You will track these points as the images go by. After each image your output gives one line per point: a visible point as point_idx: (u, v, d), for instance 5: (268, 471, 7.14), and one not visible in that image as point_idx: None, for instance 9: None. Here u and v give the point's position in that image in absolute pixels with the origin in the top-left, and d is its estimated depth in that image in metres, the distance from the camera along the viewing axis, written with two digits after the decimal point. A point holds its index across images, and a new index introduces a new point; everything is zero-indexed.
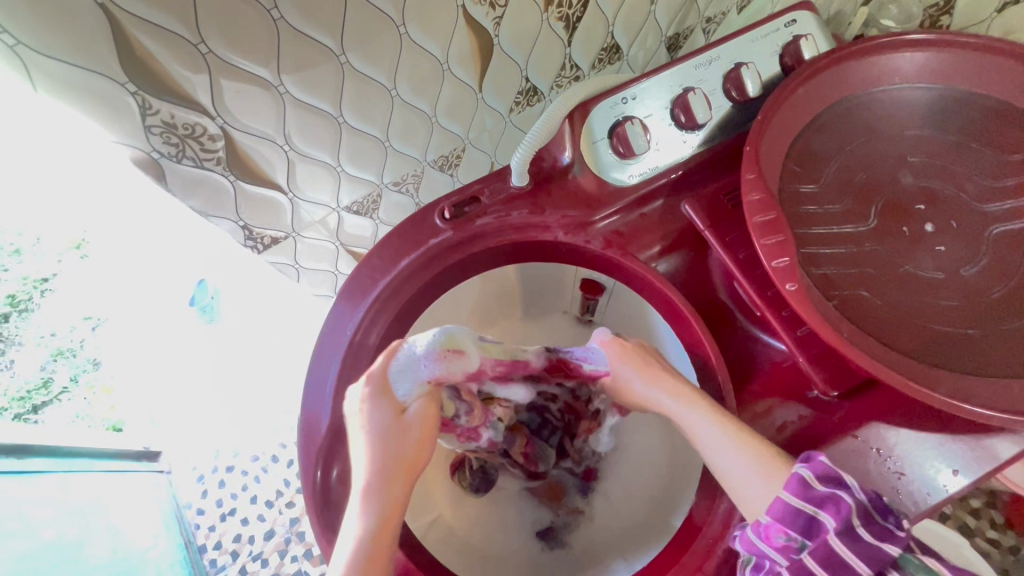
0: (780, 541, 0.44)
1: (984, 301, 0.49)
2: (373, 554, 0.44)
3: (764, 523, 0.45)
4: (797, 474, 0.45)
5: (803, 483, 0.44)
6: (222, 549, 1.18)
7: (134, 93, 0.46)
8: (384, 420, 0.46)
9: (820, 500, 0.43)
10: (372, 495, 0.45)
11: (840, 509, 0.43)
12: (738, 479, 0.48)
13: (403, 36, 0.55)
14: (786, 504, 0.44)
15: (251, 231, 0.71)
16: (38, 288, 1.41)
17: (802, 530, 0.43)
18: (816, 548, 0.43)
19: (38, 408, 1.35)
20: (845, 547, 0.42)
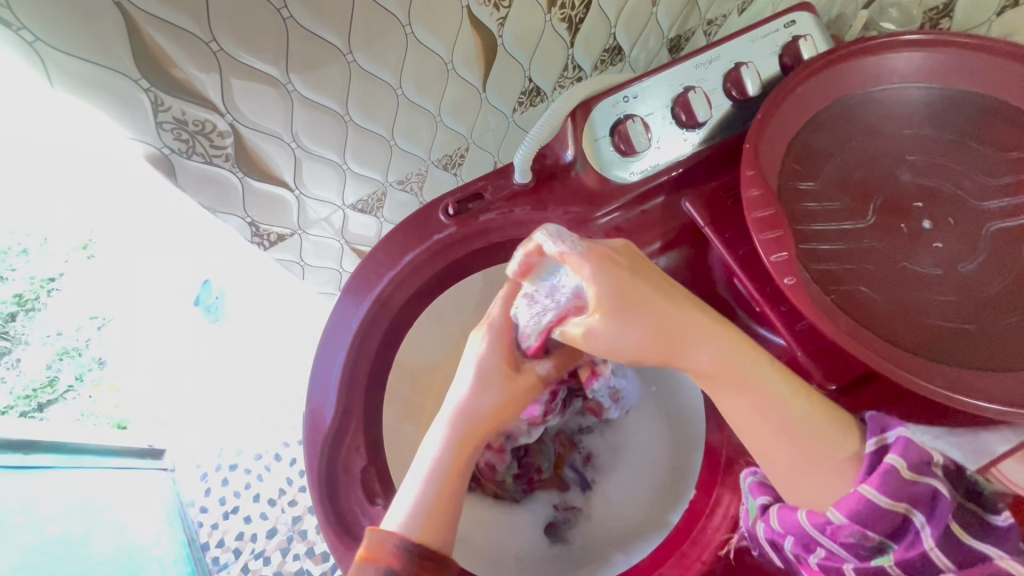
0: (852, 540, 0.42)
1: (982, 296, 0.49)
2: (438, 503, 0.46)
3: (835, 524, 0.42)
4: (886, 465, 0.41)
5: (896, 479, 0.40)
6: (224, 547, 1.18)
7: (147, 90, 0.48)
8: (489, 370, 0.52)
9: (914, 498, 0.40)
10: (450, 442, 0.49)
11: (935, 508, 0.40)
12: (807, 469, 0.47)
13: (409, 36, 0.56)
14: (873, 502, 0.41)
15: (257, 228, 0.72)
16: (45, 288, 1.44)
17: (887, 531, 0.41)
18: (903, 550, 0.41)
19: (43, 406, 1.36)
20: (941, 553, 0.39)
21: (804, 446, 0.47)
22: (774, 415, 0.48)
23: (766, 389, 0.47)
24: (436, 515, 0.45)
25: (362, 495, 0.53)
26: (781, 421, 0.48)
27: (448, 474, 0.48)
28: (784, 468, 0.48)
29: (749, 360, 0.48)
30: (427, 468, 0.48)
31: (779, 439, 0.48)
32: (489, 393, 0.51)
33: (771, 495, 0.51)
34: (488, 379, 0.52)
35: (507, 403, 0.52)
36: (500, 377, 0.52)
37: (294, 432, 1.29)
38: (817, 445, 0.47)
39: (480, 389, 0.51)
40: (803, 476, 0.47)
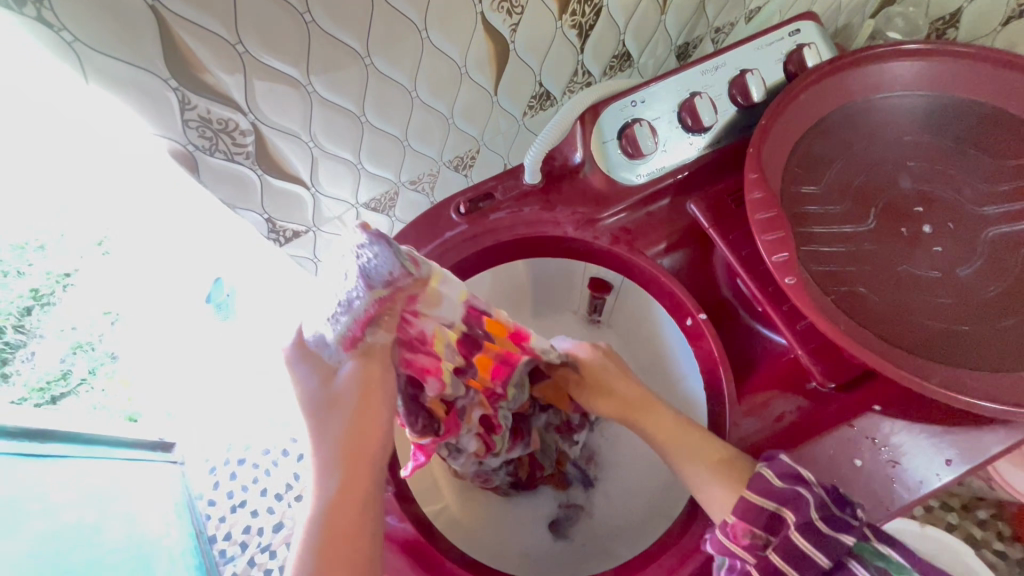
0: (747, 540, 0.47)
1: (979, 299, 0.51)
2: (327, 536, 0.49)
3: (730, 524, 0.48)
4: (760, 474, 0.49)
5: (766, 483, 0.48)
6: (231, 540, 1.23)
7: (175, 89, 0.50)
8: (319, 390, 0.51)
9: (785, 499, 0.47)
10: (325, 477, 0.50)
11: (802, 507, 0.46)
12: (704, 487, 0.52)
13: (425, 40, 0.58)
14: (751, 503, 0.48)
15: (274, 224, 0.74)
16: None
17: (766, 525, 0.47)
18: (779, 543, 0.46)
19: (54, 399, 1.29)
20: (806, 543, 0.46)
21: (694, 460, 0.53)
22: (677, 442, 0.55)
23: (667, 426, 0.56)
24: (326, 553, 0.48)
25: None
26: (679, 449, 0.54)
27: (329, 503, 0.49)
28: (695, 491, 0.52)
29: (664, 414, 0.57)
30: (308, 507, 0.50)
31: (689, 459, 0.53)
32: (336, 416, 0.50)
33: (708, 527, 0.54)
34: (332, 397, 0.50)
35: (359, 414, 0.50)
36: (340, 390, 0.50)
37: (300, 429, 1.32)
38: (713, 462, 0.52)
39: (331, 412, 0.50)
40: (706, 496, 0.51)
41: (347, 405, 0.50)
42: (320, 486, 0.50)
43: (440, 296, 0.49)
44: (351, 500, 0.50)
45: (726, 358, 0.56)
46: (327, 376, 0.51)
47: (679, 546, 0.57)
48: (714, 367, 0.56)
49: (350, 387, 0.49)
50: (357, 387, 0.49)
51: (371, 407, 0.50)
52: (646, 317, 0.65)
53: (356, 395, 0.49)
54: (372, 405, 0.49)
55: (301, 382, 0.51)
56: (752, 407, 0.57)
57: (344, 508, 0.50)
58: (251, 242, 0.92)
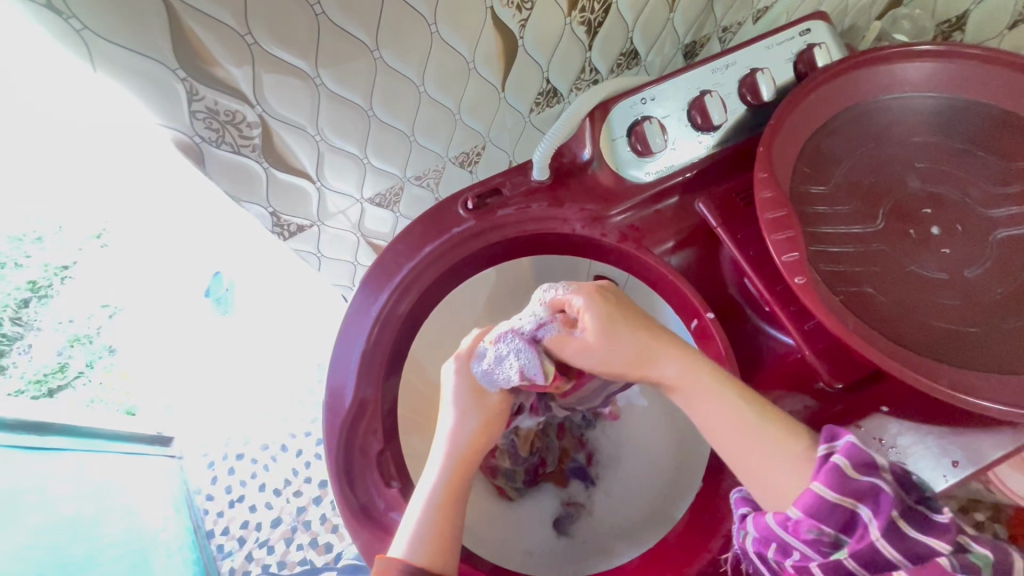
0: (811, 536, 0.42)
1: (986, 301, 0.51)
2: (435, 529, 0.48)
3: (794, 520, 0.43)
4: (830, 462, 0.43)
5: (839, 475, 0.42)
6: (229, 535, 1.19)
7: (183, 79, 0.49)
8: (465, 399, 0.53)
9: (859, 492, 0.41)
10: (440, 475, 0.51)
11: (878, 501, 0.41)
12: (764, 467, 0.48)
13: (434, 34, 0.57)
14: (820, 498, 0.42)
15: (279, 218, 0.74)
16: (59, 275, 1.40)
17: (840, 524, 0.41)
18: (853, 544, 0.41)
19: (53, 392, 1.34)
20: (886, 543, 0.40)
21: (771, 445, 0.48)
22: (733, 419, 0.50)
23: (714, 399, 0.51)
24: (440, 553, 0.47)
25: (377, 478, 0.55)
26: (735, 425, 0.50)
27: (445, 500, 0.49)
28: (745, 470, 0.49)
29: (710, 382, 0.51)
30: (423, 498, 0.50)
31: (754, 441, 0.49)
32: (467, 420, 0.53)
33: (739, 497, 0.55)
34: (479, 405, 0.53)
35: (487, 427, 0.53)
36: (482, 403, 0.53)
37: (299, 423, 1.30)
38: (780, 444, 0.48)
39: (461, 417, 0.53)
40: (759, 477, 0.48)
41: (481, 417, 0.53)
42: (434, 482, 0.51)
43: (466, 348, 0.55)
44: (460, 500, 0.51)
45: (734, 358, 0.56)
46: (480, 391, 0.53)
47: None
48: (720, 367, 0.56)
49: (495, 405, 0.53)
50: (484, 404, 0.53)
51: (495, 426, 0.54)
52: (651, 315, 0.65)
53: (474, 405, 0.53)
54: (494, 426, 0.53)
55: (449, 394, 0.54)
56: None
57: (455, 510, 0.50)
58: (253, 237, 0.91)
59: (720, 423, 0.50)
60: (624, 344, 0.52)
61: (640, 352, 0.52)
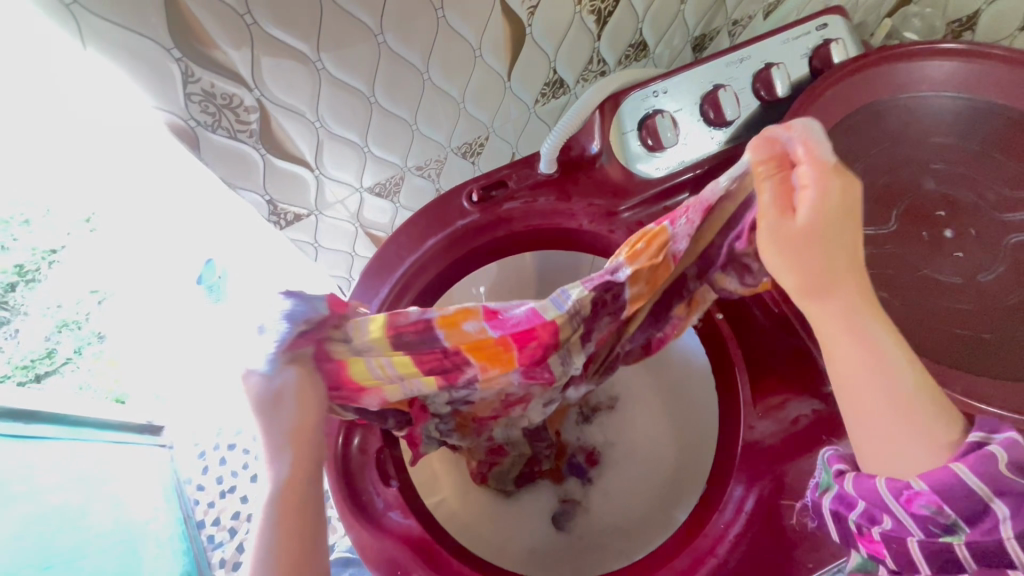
0: (925, 512, 0.40)
1: (1000, 306, 0.50)
2: (280, 543, 0.46)
3: (914, 490, 0.40)
4: (983, 452, 0.39)
5: (991, 471, 0.39)
6: (220, 525, 1.21)
7: (179, 60, 0.47)
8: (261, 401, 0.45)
9: (1005, 490, 0.38)
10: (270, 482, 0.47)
11: (1019, 507, 0.38)
12: (898, 440, 0.42)
13: (441, 20, 0.56)
14: (961, 482, 0.39)
15: (275, 206, 0.71)
16: (46, 259, 1.32)
17: (964, 512, 0.39)
18: (973, 532, 0.39)
19: (41, 377, 1.42)
20: (1013, 543, 0.39)
21: (908, 426, 0.42)
22: (877, 360, 0.42)
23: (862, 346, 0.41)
24: (283, 552, 0.46)
25: (375, 476, 0.55)
26: (875, 384, 0.42)
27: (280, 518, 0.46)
28: (862, 425, 0.43)
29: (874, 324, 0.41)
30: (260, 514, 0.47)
31: (881, 416, 0.42)
32: (281, 419, 0.46)
33: (833, 455, 0.49)
34: (282, 415, 0.46)
35: (299, 414, 0.46)
36: (285, 407, 0.46)
37: None
38: (904, 413, 0.42)
39: (288, 419, 0.46)
40: (884, 442, 0.43)
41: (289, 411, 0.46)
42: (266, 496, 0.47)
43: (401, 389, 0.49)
44: (302, 503, 0.47)
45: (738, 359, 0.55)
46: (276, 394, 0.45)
47: (693, 548, 0.55)
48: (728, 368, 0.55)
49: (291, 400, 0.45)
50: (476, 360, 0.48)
51: (313, 410, 0.46)
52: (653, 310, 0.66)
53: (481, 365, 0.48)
54: (315, 403, 0.46)
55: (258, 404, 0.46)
56: (767, 409, 0.57)
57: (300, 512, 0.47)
58: (249, 224, 0.89)
59: (866, 368, 0.42)
60: (810, 254, 0.40)
61: (824, 265, 0.40)
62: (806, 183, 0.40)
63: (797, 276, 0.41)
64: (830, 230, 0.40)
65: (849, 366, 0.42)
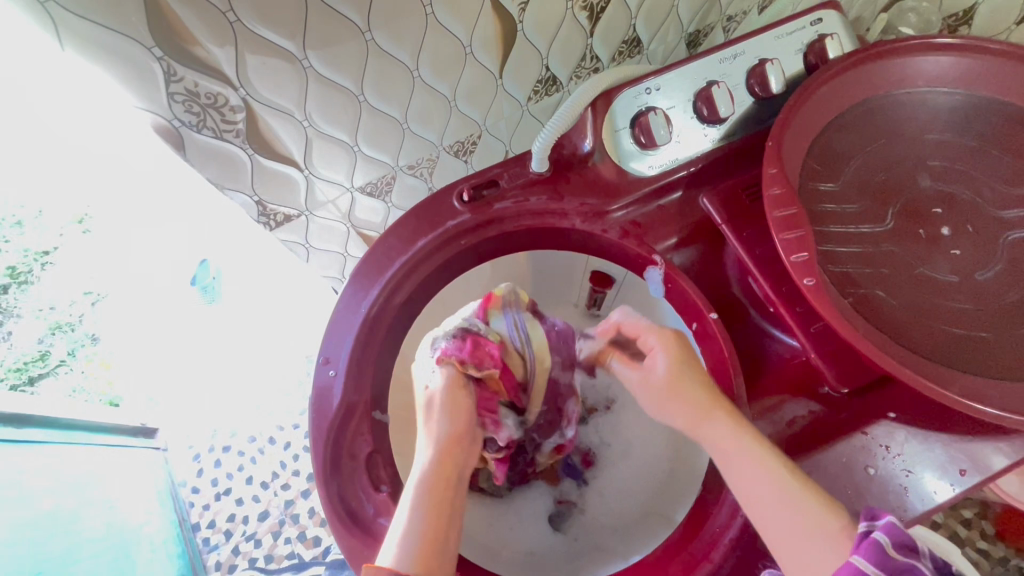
0: None
1: (997, 304, 0.49)
2: (427, 538, 0.44)
3: None
4: (871, 538, 0.40)
5: (881, 551, 0.39)
6: (215, 528, 1.17)
7: (160, 59, 0.46)
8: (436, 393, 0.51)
9: (901, 573, 0.39)
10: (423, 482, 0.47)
11: None
12: (796, 540, 0.45)
13: (430, 17, 0.54)
14: (859, 572, 0.39)
15: (265, 207, 0.70)
16: (38, 261, 1.43)
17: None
18: None
19: (33, 380, 1.35)
20: None
21: (806, 525, 0.45)
22: (766, 474, 0.47)
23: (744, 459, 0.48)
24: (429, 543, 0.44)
25: (365, 483, 0.53)
26: (755, 480, 0.47)
27: (431, 498, 0.46)
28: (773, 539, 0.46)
29: (738, 437, 0.49)
30: (406, 513, 0.45)
31: (774, 513, 0.46)
32: (445, 410, 0.50)
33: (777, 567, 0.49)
34: (441, 412, 0.50)
35: (461, 410, 0.51)
36: (443, 402, 0.51)
37: (288, 416, 1.27)
38: (802, 517, 0.45)
39: (427, 416, 0.51)
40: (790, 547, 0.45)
41: (457, 407, 0.51)
42: (416, 497, 0.46)
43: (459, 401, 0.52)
44: (450, 500, 0.47)
45: (735, 363, 0.54)
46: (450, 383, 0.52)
47: (687, 552, 0.55)
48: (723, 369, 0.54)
49: (448, 396, 0.51)
50: (443, 385, 0.51)
51: (469, 415, 0.51)
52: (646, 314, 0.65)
53: (450, 394, 0.51)
54: (468, 405, 0.52)
55: (431, 406, 0.51)
56: (763, 410, 0.56)
57: (448, 513, 0.47)
58: (241, 224, 0.88)
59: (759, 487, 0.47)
60: (694, 389, 0.51)
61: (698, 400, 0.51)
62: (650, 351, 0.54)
63: (693, 409, 0.51)
64: (685, 380, 0.52)
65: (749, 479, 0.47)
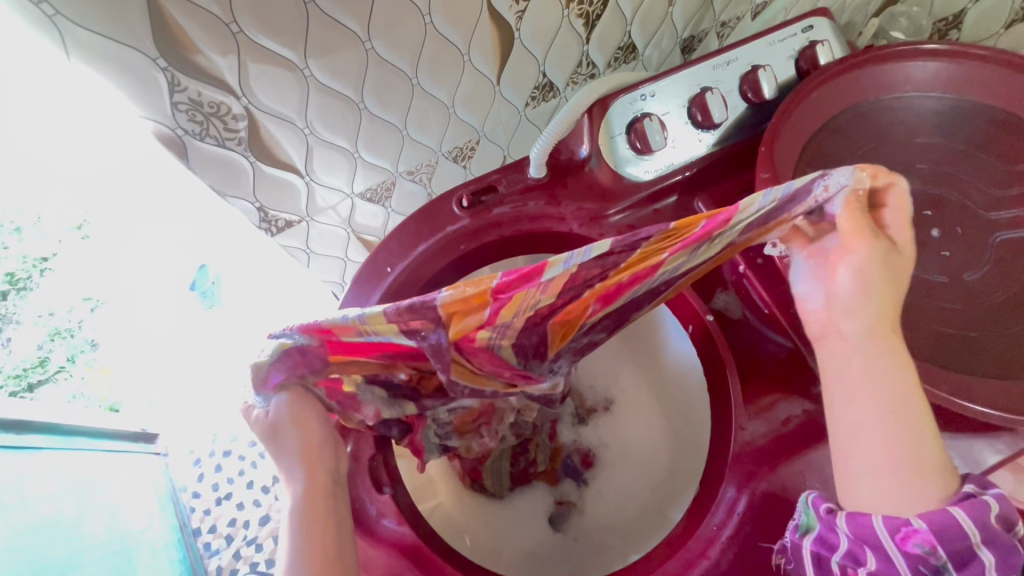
0: (918, 551, 0.44)
1: (986, 304, 0.50)
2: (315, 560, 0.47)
3: (913, 528, 0.44)
4: (976, 499, 0.44)
5: (984, 518, 0.44)
6: (217, 532, 1.17)
7: (164, 69, 0.47)
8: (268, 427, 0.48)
9: (986, 536, 0.44)
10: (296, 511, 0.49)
11: (995, 549, 0.44)
12: (885, 482, 0.45)
13: (428, 25, 0.55)
14: (954, 520, 0.44)
15: (266, 213, 0.71)
16: (38, 267, 1.36)
17: (955, 554, 0.43)
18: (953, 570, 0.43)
19: (33, 387, 1.35)
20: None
21: (912, 471, 0.45)
22: (902, 407, 0.45)
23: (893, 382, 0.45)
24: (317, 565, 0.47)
25: (369, 484, 0.56)
26: (896, 423, 0.45)
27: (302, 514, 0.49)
28: (854, 459, 0.47)
29: (887, 360, 0.46)
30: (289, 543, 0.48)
31: (884, 443, 0.45)
32: (290, 440, 0.49)
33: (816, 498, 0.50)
34: (284, 435, 0.49)
35: (305, 431, 0.49)
36: (281, 428, 0.48)
37: None
38: (913, 462, 0.45)
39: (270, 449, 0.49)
40: (880, 472, 0.45)
41: (302, 427, 0.49)
42: (293, 526, 0.48)
43: (306, 419, 0.49)
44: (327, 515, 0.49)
45: None
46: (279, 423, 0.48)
47: (685, 550, 0.55)
48: None
49: (287, 420, 0.48)
50: (285, 416, 0.48)
51: (316, 427, 0.50)
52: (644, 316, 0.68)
53: (293, 421, 0.48)
54: (314, 418, 0.49)
55: (279, 437, 0.49)
56: (758, 411, 0.57)
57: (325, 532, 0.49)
58: (241, 230, 0.89)
59: (880, 411, 0.45)
60: (878, 293, 0.45)
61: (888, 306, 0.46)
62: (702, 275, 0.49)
63: (873, 308, 0.46)
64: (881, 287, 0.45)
65: (872, 396, 0.46)
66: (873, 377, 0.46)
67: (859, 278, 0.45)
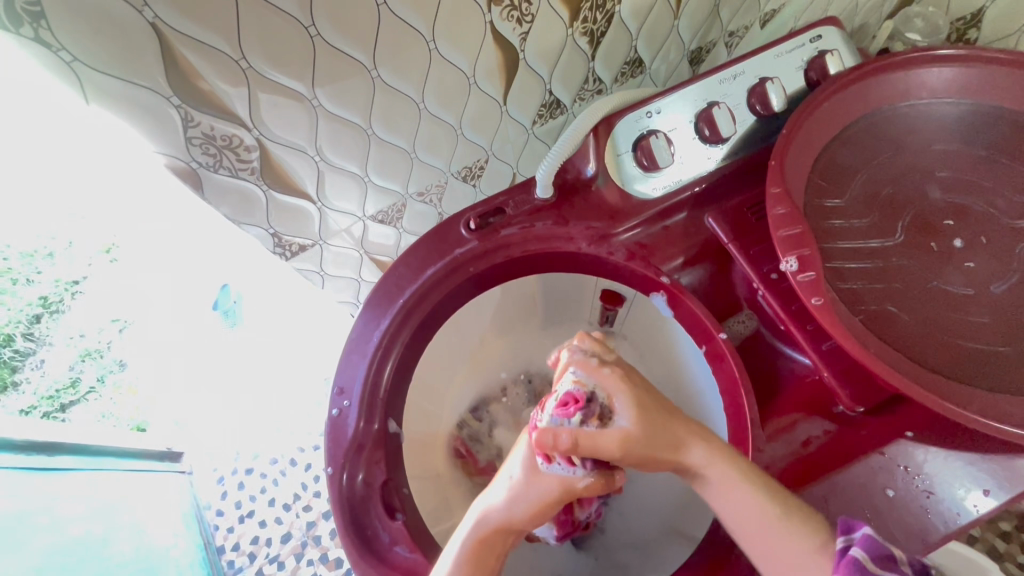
0: None
1: (1015, 316, 0.48)
2: None
3: None
4: (850, 555, 0.42)
5: (860, 569, 0.41)
6: (240, 550, 1.16)
7: (178, 106, 0.49)
8: (521, 482, 0.48)
9: None
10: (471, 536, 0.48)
11: None
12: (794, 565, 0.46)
13: (433, 51, 0.56)
14: None
15: (280, 238, 0.73)
16: (69, 290, 1.51)
17: None
18: None
19: (65, 407, 1.40)
20: None
21: (786, 541, 0.46)
22: (758, 506, 0.47)
23: (739, 490, 0.48)
24: None
25: (381, 510, 0.53)
26: (755, 519, 0.47)
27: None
28: (768, 561, 0.47)
29: (736, 473, 0.48)
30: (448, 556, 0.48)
31: (766, 534, 0.47)
32: (522, 500, 0.48)
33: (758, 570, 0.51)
34: (528, 489, 0.48)
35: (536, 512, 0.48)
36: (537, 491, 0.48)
37: (308, 437, 1.28)
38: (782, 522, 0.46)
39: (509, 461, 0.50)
40: (783, 563, 0.46)
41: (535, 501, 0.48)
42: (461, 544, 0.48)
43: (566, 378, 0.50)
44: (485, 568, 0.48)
45: (746, 381, 0.54)
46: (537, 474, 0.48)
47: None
48: (734, 388, 0.54)
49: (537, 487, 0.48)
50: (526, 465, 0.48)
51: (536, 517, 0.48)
52: (659, 334, 0.65)
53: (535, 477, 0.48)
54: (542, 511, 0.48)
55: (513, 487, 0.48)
56: (777, 430, 0.56)
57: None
58: (257, 254, 0.90)
59: (744, 508, 0.47)
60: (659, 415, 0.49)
61: (670, 439, 0.49)
62: (613, 392, 0.49)
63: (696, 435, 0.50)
64: (650, 415, 0.49)
65: (739, 508, 0.48)
66: (729, 496, 0.48)
67: (635, 414, 0.48)
